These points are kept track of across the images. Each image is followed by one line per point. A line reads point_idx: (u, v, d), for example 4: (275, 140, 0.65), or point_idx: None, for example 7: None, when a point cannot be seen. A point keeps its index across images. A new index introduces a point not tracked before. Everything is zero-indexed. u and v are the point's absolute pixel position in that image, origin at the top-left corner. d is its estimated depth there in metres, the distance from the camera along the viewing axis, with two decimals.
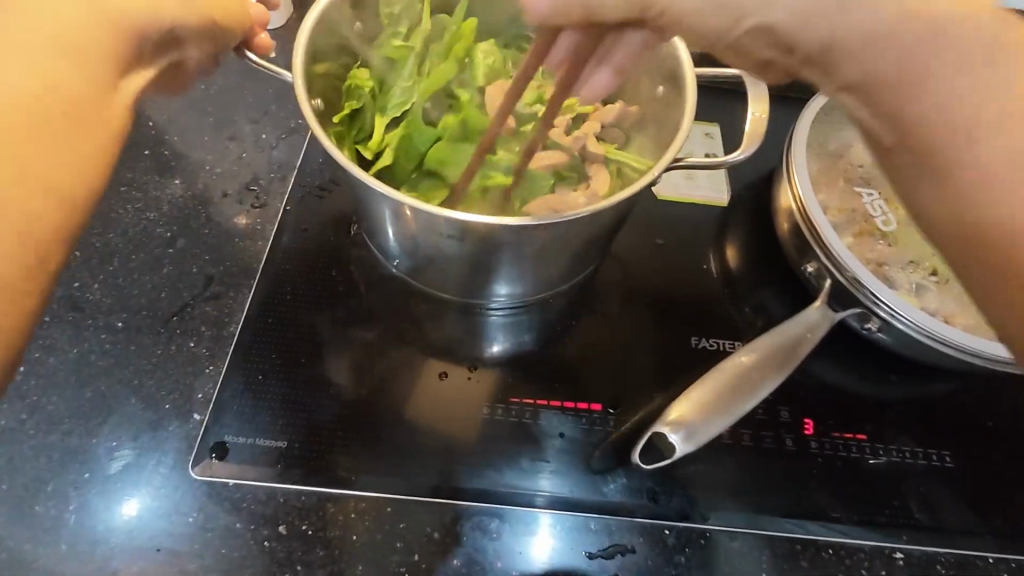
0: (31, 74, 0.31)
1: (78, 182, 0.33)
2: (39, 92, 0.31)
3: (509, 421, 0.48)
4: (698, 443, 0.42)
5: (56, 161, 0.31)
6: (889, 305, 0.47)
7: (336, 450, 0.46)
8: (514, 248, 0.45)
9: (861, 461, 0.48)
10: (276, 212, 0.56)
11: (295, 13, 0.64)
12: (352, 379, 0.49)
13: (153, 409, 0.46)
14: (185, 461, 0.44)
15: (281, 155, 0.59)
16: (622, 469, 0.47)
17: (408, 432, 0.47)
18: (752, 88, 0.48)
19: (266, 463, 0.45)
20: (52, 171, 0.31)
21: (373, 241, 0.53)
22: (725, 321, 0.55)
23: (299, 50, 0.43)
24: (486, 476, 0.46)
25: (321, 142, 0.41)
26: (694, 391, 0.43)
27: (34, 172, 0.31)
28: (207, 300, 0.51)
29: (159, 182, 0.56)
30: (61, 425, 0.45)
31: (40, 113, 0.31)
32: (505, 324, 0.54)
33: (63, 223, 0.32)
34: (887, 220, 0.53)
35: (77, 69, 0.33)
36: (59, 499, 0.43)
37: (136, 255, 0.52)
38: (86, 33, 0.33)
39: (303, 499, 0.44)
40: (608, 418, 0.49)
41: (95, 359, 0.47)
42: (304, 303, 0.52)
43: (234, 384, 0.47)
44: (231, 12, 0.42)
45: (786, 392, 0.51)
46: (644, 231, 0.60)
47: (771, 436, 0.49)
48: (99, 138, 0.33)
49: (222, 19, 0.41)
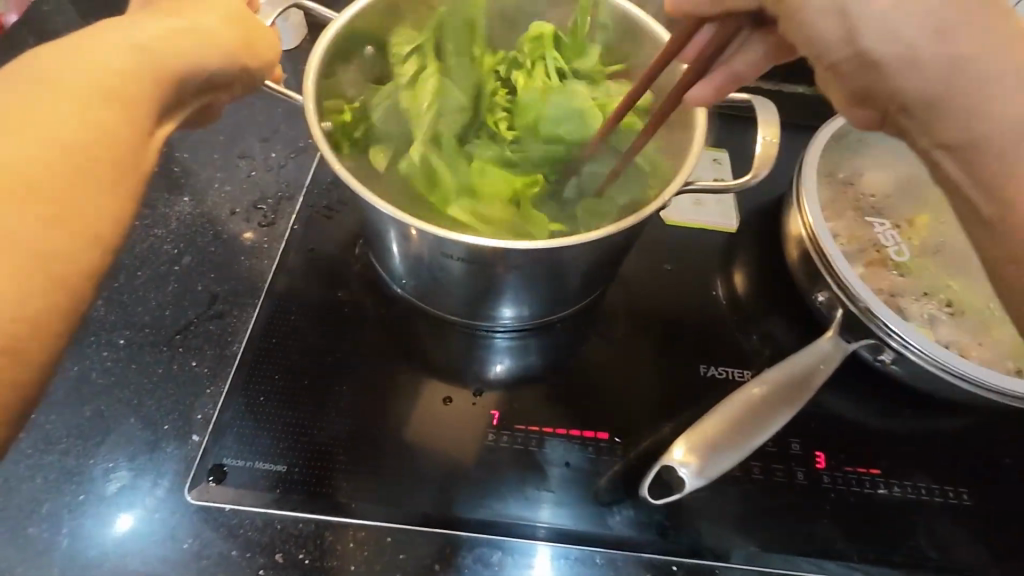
0: (75, 121, 0.31)
1: (116, 227, 0.32)
2: (78, 140, 0.31)
3: (514, 448, 0.47)
4: (708, 478, 0.41)
5: (99, 210, 0.31)
6: (902, 337, 0.46)
7: (337, 476, 0.45)
8: (523, 272, 0.45)
9: (875, 498, 0.47)
10: (283, 231, 0.55)
11: (307, 35, 0.65)
12: (356, 402, 0.48)
13: (152, 430, 0.45)
14: (183, 484, 0.43)
15: (290, 174, 0.59)
16: (629, 501, 0.46)
17: (410, 459, 0.46)
18: (764, 113, 0.48)
19: (265, 488, 0.44)
20: (95, 219, 0.31)
21: (380, 262, 0.52)
22: (734, 349, 0.54)
23: (311, 75, 0.44)
24: (489, 506, 0.45)
25: (331, 164, 0.41)
26: (705, 422, 0.42)
27: (80, 222, 0.30)
28: (211, 319, 0.50)
29: (168, 199, 0.56)
30: (58, 444, 0.44)
31: (83, 161, 0.31)
32: (510, 347, 0.53)
33: (93, 266, 0.31)
34: (899, 251, 0.53)
35: (118, 114, 0.33)
36: (52, 522, 0.42)
37: (142, 272, 0.52)
38: (125, 79, 0.33)
39: (301, 526, 0.43)
40: (614, 447, 0.48)
41: (95, 376, 0.47)
42: (308, 324, 0.51)
43: (236, 405, 0.47)
44: (258, 54, 0.42)
45: (796, 423, 0.49)
46: (652, 256, 0.59)
47: (782, 469, 0.48)
48: (133, 183, 0.33)
49: (250, 63, 0.41)
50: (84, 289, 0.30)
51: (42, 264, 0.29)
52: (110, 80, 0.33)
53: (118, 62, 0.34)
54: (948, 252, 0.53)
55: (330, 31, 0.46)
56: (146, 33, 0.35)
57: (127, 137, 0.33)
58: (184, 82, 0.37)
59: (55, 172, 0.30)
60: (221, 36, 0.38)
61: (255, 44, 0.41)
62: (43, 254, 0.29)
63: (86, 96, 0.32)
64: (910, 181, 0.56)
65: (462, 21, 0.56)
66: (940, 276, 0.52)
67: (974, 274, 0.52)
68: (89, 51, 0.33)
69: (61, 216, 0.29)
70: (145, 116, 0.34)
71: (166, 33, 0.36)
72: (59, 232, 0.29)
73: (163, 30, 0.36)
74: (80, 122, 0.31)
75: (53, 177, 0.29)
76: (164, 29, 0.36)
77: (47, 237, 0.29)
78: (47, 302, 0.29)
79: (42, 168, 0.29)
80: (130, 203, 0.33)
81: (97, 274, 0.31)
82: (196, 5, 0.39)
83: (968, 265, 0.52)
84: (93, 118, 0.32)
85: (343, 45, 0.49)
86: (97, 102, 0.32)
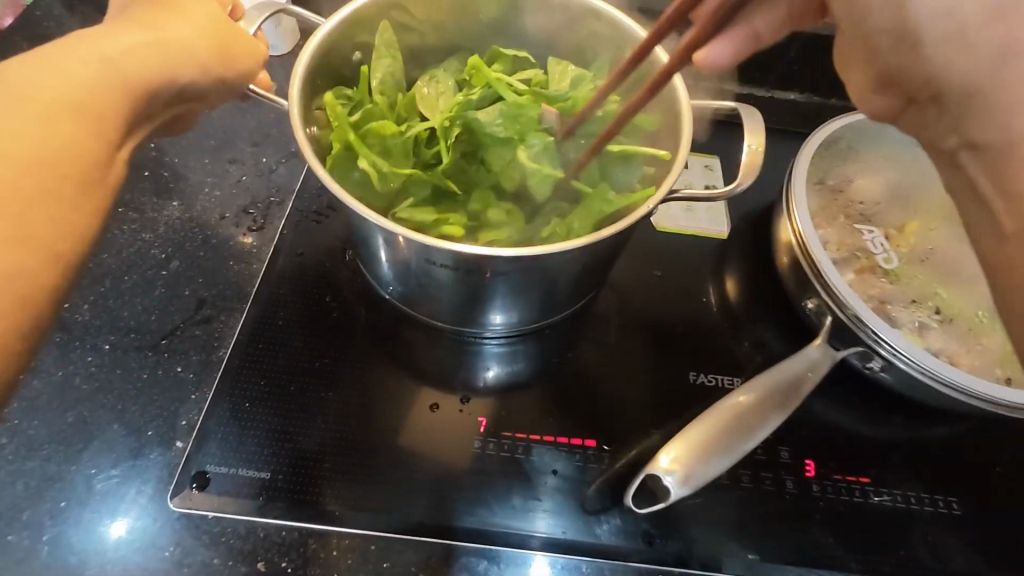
0: (40, 139, 0.31)
1: (79, 243, 0.33)
2: (45, 158, 0.31)
3: (501, 456, 0.47)
4: (695, 487, 0.41)
5: (63, 227, 0.32)
6: (891, 345, 0.46)
7: (322, 483, 0.44)
8: (510, 279, 0.44)
9: (866, 507, 0.47)
10: (272, 236, 0.55)
11: (299, 40, 0.65)
12: (342, 408, 0.48)
13: (135, 436, 0.45)
14: (165, 492, 0.43)
15: (280, 179, 0.59)
16: (617, 510, 0.45)
17: (396, 466, 0.46)
18: (751, 120, 0.48)
19: (248, 496, 0.43)
20: (58, 234, 0.31)
21: (368, 267, 0.52)
22: (725, 356, 0.54)
23: (297, 80, 0.44)
24: (476, 514, 0.45)
25: (316, 170, 0.41)
26: (693, 430, 0.42)
27: (41, 237, 0.31)
28: (197, 324, 0.50)
29: (157, 203, 0.56)
30: (40, 450, 0.44)
31: (48, 179, 0.31)
32: (499, 353, 0.53)
33: (56, 282, 0.31)
34: (889, 258, 0.53)
35: (84, 129, 0.33)
36: (32, 529, 0.41)
37: (129, 276, 0.51)
38: (93, 95, 0.34)
39: (285, 534, 0.42)
40: (603, 454, 0.48)
41: (79, 382, 0.46)
42: (295, 330, 0.51)
43: (221, 411, 0.46)
44: (236, 64, 0.42)
45: (787, 431, 0.49)
46: (643, 262, 0.59)
47: (772, 478, 0.47)
48: (98, 198, 0.34)
49: (226, 74, 0.41)
50: (45, 306, 0.31)
51: (6, 282, 0.29)
52: (77, 97, 0.33)
53: (87, 77, 0.34)
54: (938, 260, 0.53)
55: (317, 37, 0.46)
56: (116, 46, 0.36)
57: (94, 154, 0.33)
58: (155, 94, 0.38)
59: (20, 193, 0.30)
60: (195, 49, 0.39)
61: (232, 55, 0.42)
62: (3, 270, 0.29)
63: (52, 112, 0.32)
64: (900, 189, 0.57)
65: (451, 27, 0.56)
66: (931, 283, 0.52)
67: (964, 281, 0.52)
68: (58, 66, 0.34)
69: (24, 233, 0.30)
70: (113, 136, 0.35)
71: (137, 47, 0.37)
72: (21, 249, 0.30)
73: (134, 43, 0.37)
74: (47, 141, 0.32)
75: (17, 195, 0.30)
76: (136, 42, 0.37)
77: (10, 256, 0.30)
78: (8, 319, 0.29)
79: (7, 187, 0.30)
80: (94, 218, 0.33)
81: (59, 290, 0.32)
82: (169, 16, 0.39)
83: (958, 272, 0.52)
84: (61, 135, 0.32)
85: (331, 51, 0.49)
86: (65, 118, 0.33)
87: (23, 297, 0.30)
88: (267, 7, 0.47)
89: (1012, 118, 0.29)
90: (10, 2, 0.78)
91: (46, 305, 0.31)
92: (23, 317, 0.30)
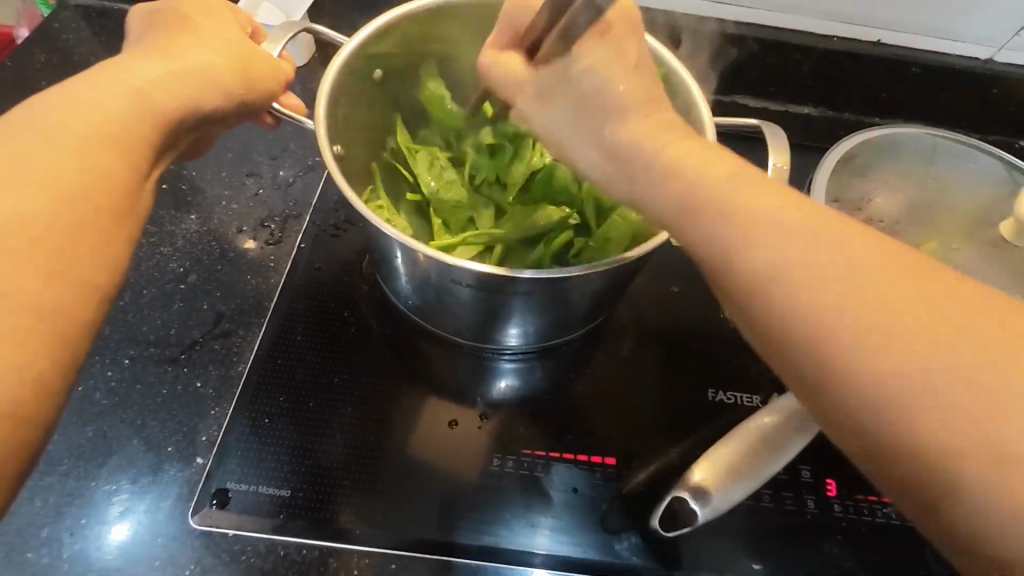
0: (69, 172, 0.31)
1: (113, 276, 0.32)
2: (79, 191, 0.31)
3: (520, 474, 0.47)
4: (720, 509, 0.40)
5: (97, 260, 0.31)
6: None
7: (341, 499, 0.44)
8: (532, 298, 0.44)
9: (886, 526, 0.46)
10: (290, 250, 0.55)
11: (317, 54, 0.66)
12: (360, 424, 0.48)
13: (155, 452, 0.45)
14: (185, 508, 0.43)
15: (297, 193, 0.59)
16: (636, 529, 0.45)
17: (415, 483, 0.46)
18: (774, 138, 0.48)
19: (267, 513, 0.43)
20: (93, 267, 0.31)
21: (387, 283, 0.52)
22: (742, 373, 0.54)
23: (322, 99, 0.44)
24: (494, 533, 0.44)
25: (340, 188, 0.41)
26: (717, 451, 0.42)
27: (76, 270, 0.30)
28: (216, 338, 0.50)
29: (175, 217, 0.56)
30: (59, 466, 0.44)
31: (81, 209, 0.31)
32: (515, 370, 0.53)
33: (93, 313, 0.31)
34: None
35: (117, 160, 0.33)
36: (52, 546, 0.41)
37: (148, 289, 0.52)
38: (123, 123, 0.34)
39: (305, 552, 0.42)
40: (621, 472, 0.48)
41: (99, 397, 0.46)
42: (313, 344, 0.51)
43: (240, 427, 0.46)
44: (255, 87, 0.42)
45: (807, 450, 0.49)
46: (660, 277, 0.59)
47: (792, 497, 0.47)
48: (131, 227, 0.33)
49: (246, 95, 0.42)
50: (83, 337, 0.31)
51: (45, 323, 0.29)
52: (107, 127, 0.33)
53: (115, 106, 0.34)
54: None
55: (341, 55, 0.46)
56: (139, 75, 0.36)
57: (127, 184, 0.33)
58: None
59: (56, 225, 0.30)
60: (219, 73, 0.39)
61: (252, 78, 0.42)
62: (49, 308, 0.29)
63: (83, 143, 0.32)
64: (918, 206, 0.57)
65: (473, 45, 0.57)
66: None
67: None
68: (87, 97, 0.34)
69: (62, 269, 0.30)
70: (140, 161, 0.34)
71: (161, 74, 0.37)
72: (56, 286, 0.29)
73: (157, 71, 0.37)
74: (77, 172, 0.31)
75: (49, 229, 0.30)
76: (160, 69, 0.37)
77: (46, 293, 0.29)
78: (49, 359, 0.29)
79: (41, 222, 0.29)
80: (126, 250, 0.33)
81: (95, 325, 0.31)
82: (190, 42, 0.40)
83: None
84: (93, 166, 0.32)
85: (354, 69, 0.49)
86: (95, 146, 0.32)
87: (60, 336, 0.29)
88: (291, 26, 0.47)
89: (869, 338, 0.24)
90: (27, 12, 0.79)
91: (82, 342, 0.30)
92: (63, 356, 0.29)
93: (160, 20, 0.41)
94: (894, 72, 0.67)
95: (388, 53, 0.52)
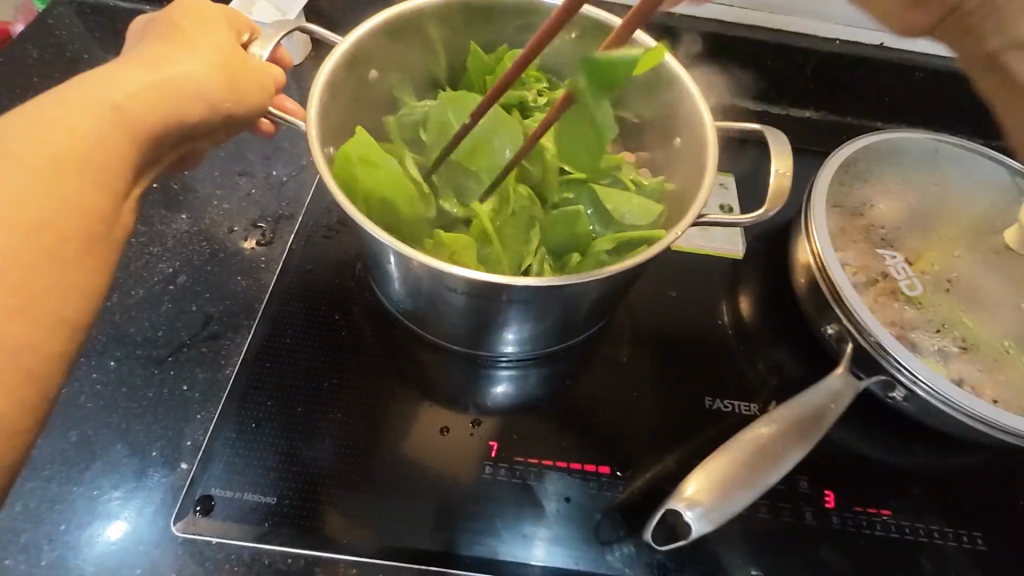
0: (39, 197, 0.30)
1: (84, 306, 0.31)
2: (50, 220, 0.30)
3: (512, 482, 0.46)
4: (716, 522, 0.39)
5: (65, 290, 0.30)
6: (911, 373, 0.46)
7: (328, 508, 0.43)
8: (527, 305, 0.43)
9: (887, 540, 0.45)
10: (282, 251, 0.54)
11: (313, 52, 0.65)
12: (350, 430, 0.47)
13: (139, 457, 0.44)
14: (168, 515, 0.42)
15: (290, 193, 0.58)
16: (630, 540, 0.44)
17: (405, 491, 0.45)
18: (777, 143, 0.47)
19: (252, 522, 0.42)
20: (62, 300, 0.30)
21: (381, 288, 0.51)
22: (740, 381, 0.53)
23: (314, 102, 0.43)
24: (484, 543, 0.43)
25: (332, 190, 0.40)
26: (715, 461, 0.41)
27: (46, 296, 0.29)
28: (204, 340, 0.49)
29: (165, 216, 0.55)
30: (41, 470, 0.43)
31: (50, 227, 0.30)
32: (510, 376, 0.52)
33: (72, 336, 0.31)
34: (911, 284, 0.52)
35: (89, 180, 0.32)
36: (31, 554, 0.40)
37: (135, 290, 0.51)
38: (97, 143, 0.33)
39: (289, 562, 0.41)
40: (616, 482, 0.47)
41: (83, 400, 0.45)
42: (304, 349, 0.50)
43: (226, 432, 0.45)
44: (243, 99, 0.41)
45: (806, 461, 0.48)
46: (658, 282, 0.58)
47: (790, 509, 0.46)
48: (102, 246, 0.32)
49: (235, 109, 0.41)
50: (60, 358, 0.30)
51: (13, 360, 0.28)
52: (82, 149, 0.32)
53: (93, 123, 0.33)
54: (960, 287, 0.52)
55: (335, 55, 0.46)
56: (119, 89, 0.35)
57: (101, 210, 0.32)
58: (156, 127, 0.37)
59: (22, 252, 0.29)
60: (204, 86, 0.38)
61: (241, 89, 0.41)
62: (14, 346, 0.28)
63: (58, 159, 0.31)
64: (920, 213, 0.56)
65: (447, 62, 0.56)
66: (953, 311, 0.51)
67: (985, 307, 0.51)
68: (59, 115, 0.32)
69: (29, 302, 0.29)
70: (122, 179, 0.34)
71: (139, 88, 0.36)
72: (24, 319, 0.28)
73: (139, 86, 0.36)
74: (46, 194, 0.30)
75: (16, 252, 0.29)
76: (141, 83, 0.36)
77: (10, 325, 0.28)
78: (14, 397, 0.28)
79: (6, 247, 0.28)
80: (101, 275, 0.32)
81: (67, 358, 0.31)
82: (176, 52, 0.39)
83: (981, 299, 0.52)
84: (63, 187, 0.31)
85: (349, 69, 0.48)
86: (68, 161, 0.31)
87: (28, 375, 0.28)
88: (284, 26, 0.47)
89: None
90: (24, 8, 0.78)
91: (51, 378, 0.30)
92: (28, 395, 0.29)
93: (153, 33, 0.41)
94: (898, 78, 0.67)
95: (385, 55, 0.51)
